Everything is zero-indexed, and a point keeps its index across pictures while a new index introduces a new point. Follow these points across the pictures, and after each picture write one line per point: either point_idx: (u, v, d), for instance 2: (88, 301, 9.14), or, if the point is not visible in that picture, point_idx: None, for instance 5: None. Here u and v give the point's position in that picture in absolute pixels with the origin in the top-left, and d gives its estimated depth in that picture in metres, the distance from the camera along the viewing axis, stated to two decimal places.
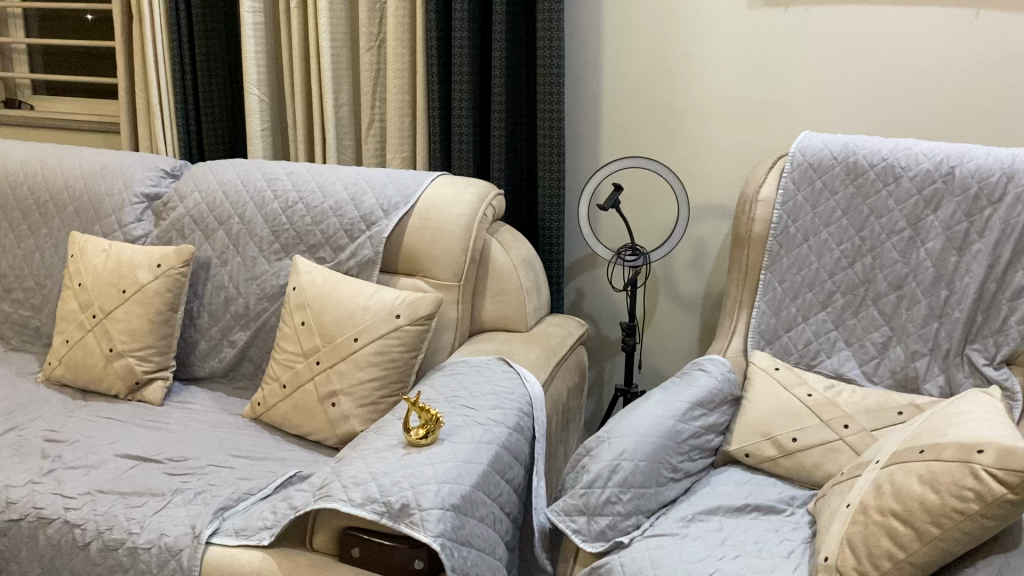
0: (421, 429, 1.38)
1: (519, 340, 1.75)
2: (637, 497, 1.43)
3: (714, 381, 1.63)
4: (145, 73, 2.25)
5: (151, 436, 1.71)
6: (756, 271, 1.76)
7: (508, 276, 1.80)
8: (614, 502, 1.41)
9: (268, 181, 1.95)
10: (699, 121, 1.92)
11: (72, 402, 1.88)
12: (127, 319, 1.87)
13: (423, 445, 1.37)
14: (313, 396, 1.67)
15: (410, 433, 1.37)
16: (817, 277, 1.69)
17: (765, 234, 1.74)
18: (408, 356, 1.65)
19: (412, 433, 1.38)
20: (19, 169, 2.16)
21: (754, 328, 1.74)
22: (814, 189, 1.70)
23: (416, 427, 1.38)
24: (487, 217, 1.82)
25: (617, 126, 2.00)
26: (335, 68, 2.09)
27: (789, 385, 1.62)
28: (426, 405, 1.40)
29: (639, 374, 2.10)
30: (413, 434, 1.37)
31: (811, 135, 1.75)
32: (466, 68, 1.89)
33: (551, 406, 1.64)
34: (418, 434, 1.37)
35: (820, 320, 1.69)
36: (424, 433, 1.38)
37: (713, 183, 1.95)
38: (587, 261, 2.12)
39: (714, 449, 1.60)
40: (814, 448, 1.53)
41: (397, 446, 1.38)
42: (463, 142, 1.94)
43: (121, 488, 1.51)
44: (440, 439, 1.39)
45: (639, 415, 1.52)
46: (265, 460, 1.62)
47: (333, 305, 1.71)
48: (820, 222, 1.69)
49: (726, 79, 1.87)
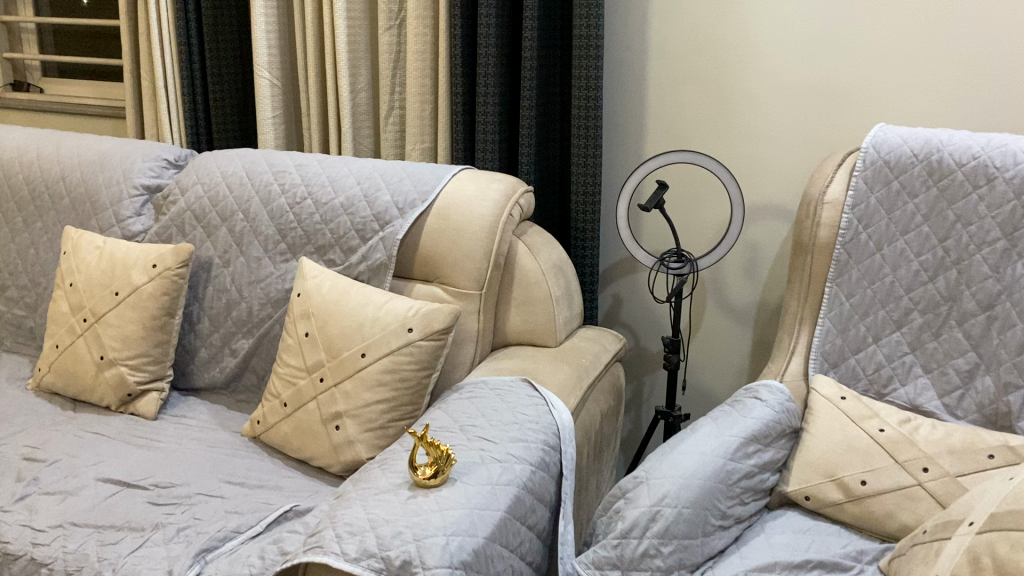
0: (429, 471, 1.19)
1: (547, 357, 1.55)
2: (680, 550, 1.23)
3: (771, 412, 1.42)
4: (150, 53, 2.08)
5: (138, 456, 1.55)
6: (819, 284, 1.55)
7: (537, 284, 1.60)
8: (652, 555, 1.21)
9: (274, 174, 1.78)
10: (754, 111, 1.70)
11: (60, 413, 1.73)
12: (120, 325, 1.71)
13: (431, 487, 1.19)
14: (316, 417, 1.49)
15: (416, 475, 1.19)
16: (891, 292, 1.47)
17: (831, 241, 1.53)
18: (420, 375, 1.47)
19: (419, 474, 1.19)
20: (14, 158, 2.01)
21: (817, 348, 1.53)
22: (890, 191, 1.48)
23: (423, 467, 1.19)
24: (513, 217, 1.62)
25: (661, 116, 1.79)
26: (352, 49, 1.90)
27: (857, 417, 1.41)
28: (436, 439, 1.21)
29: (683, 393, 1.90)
30: (419, 477, 1.19)
31: (887, 127, 1.52)
32: (493, 51, 1.69)
33: (583, 435, 1.44)
34: (425, 476, 1.18)
35: (893, 342, 1.47)
36: (432, 475, 1.19)
37: (770, 181, 1.73)
38: (626, 265, 1.92)
39: (768, 489, 1.39)
40: (887, 494, 1.31)
41: (401, 487, 1.20)
42: (489, 132, 1.74)
43: (96, 521, 1.35)
44: (452, 479, 1.20)
45: (684, 452, 1.32)
46: (260, 489, 1.45)
47: (340, 315, 1.52)
48: (896, 229, 1.47)
49: (787, 63, 1.65)
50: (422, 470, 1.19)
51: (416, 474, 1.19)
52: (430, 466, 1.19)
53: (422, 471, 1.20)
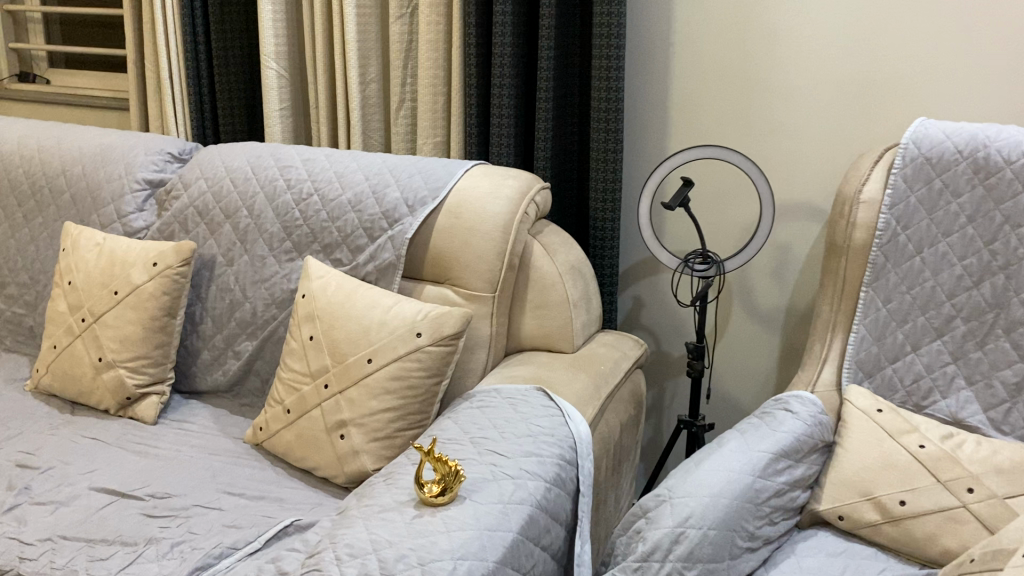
0: (436, 488, 1.10)
1: (564, 365, 1.46)
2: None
3: (803, 426, 1.33)
4: (154, 43, 2.01)
5: (135, 464, 1.49)
6: (854, 289, 1.46)
7: (553, 287, 1.52)
8: None
9: (280, 169, 1.70)
10: (784, 104, 1.61)
11: (58, 417, 1.66)
12: (119, 325, 1.65)
13: (440, 504, 1.11)
14: (320, 426, 1.42)
15: (423, 491, 1.11)
16: (931, 298, 1.38)
17: (867, 243, 1.43)
18: (430, 383, 1.39)
19: (425, 491, 1.11)
20: (15, 151, 1.95)
21: (850, 357, 1.44)
22: (932, 190, 1.38)
23: (429, 483, 1.11)
24: (529, 216, 1.54)
25: (685, 109, 1.70)
26: (362, 39, 1.82)
27: (895, 432, 1.32)
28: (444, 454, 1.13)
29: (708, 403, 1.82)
30: (426, 493, 1.10)
31: (928, 122, 1.43)
32: (508, 40, 1.61)
33: (601, 447, 1.36)
34: (431, 493, 1.10)
35: (934, 351, 1.38)
36: (440, 492, 1.10)
37: (800, 178, 1.64)
38: (647, 265, 1.83)
39: (798, 508, 1.31)
40: (928, 516, 1.22)
41: (406, 505, 1.12)
42: (504, 125, 1.65)
43: (88, 534, 1.28)
44: (461, 496, 1.12)
45: (710, 468, 1.23)
46: (260, 501, 1.38)
47: (346, 318, 1.45)
48: (938, 231, 1.38)
49: (820, 53, 1.56)
50: (428, 486, 1.11)
51: (423, 490, 1.11)
52: (437, 482, 1.11)
53: (428, 487, 1.11)
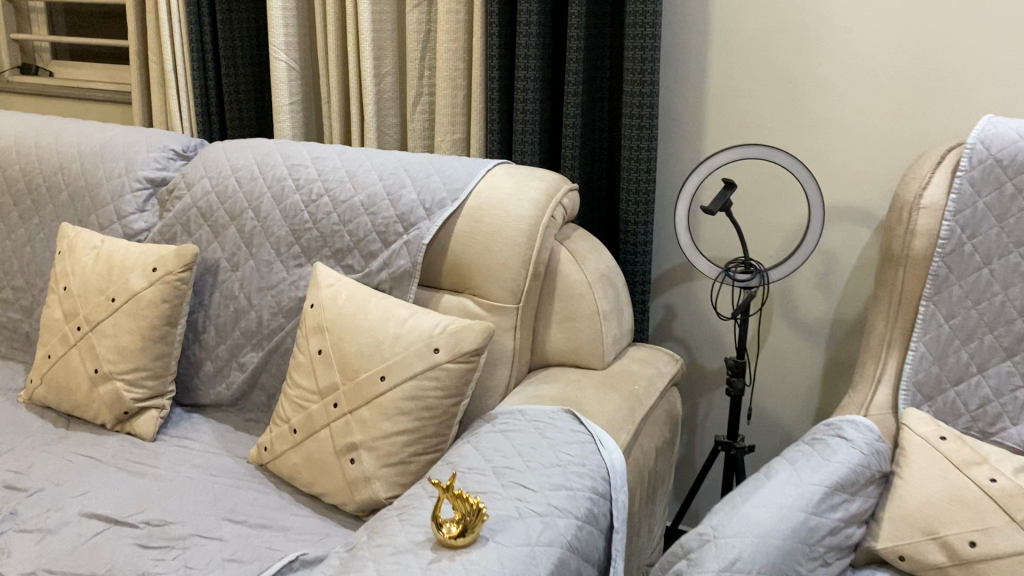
0: (456, 528, 0.98)
1: (593, 384, 1.35)
2: None
3: (859, 456, 1.22)
4: (158, 33, 1.90)
5: (130, 486, 1.38)
6: (912, 302, 1.33)
7: (583, 297, 1.39)
8: None
9: (288, 167, 1.59)
10: (834, 99, 1.49)
11: (51, 431, 1.56)
12: (116, 335, 1.54)
13: (457, 546, 0.99)
14: (329, 448, 1.30)
15: (441, 531, 0.98)
16: (1001, 314, 1.25)
17: (928, 252, 1.31)
18: (448, 404, 1.27)
19: (444, 530, 0.99)
20: (10, 147, 1.85)
21: (908, 377, 1.32)
22: (1002, 195, 1.25)
23: (449, 522, 0.99)
24: (556, 220, 1.42)
25: (725, 104, 1.58)
26: (377, 29, 1.71)
27: (962, 463, 1.19)
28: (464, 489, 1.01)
29: (750, 424, 1.70)
30: (444, 534, 0.98)
31: (997, 119, 1.30)
32: (535, 29, 1.48)
33: (635, 475, 1.24)
34: (451, 534, 0.98)
35: (1003, 373, 1.25)
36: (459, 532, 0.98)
37: (849, 179, 1.51)
38: (682, 271, 1.71)
39: (854, 546, 1.18)
40: (1001, 560, 1.10)
41: (422, 546, 1.00)
42: (528, 122, 1.53)
43: (76, 567, 1.18)
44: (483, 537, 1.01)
45: (758, 504, 1.11)
46: (264, 530, 1.27)
47: (357, 331, 1.34)
48: (1009, 240, 1.25)
49: (874, 44, 1.43)
50: (447, 525, 0.99)
51: (441, 530, 0.99)
52: (457, 520, 0.99)
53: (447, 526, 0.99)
